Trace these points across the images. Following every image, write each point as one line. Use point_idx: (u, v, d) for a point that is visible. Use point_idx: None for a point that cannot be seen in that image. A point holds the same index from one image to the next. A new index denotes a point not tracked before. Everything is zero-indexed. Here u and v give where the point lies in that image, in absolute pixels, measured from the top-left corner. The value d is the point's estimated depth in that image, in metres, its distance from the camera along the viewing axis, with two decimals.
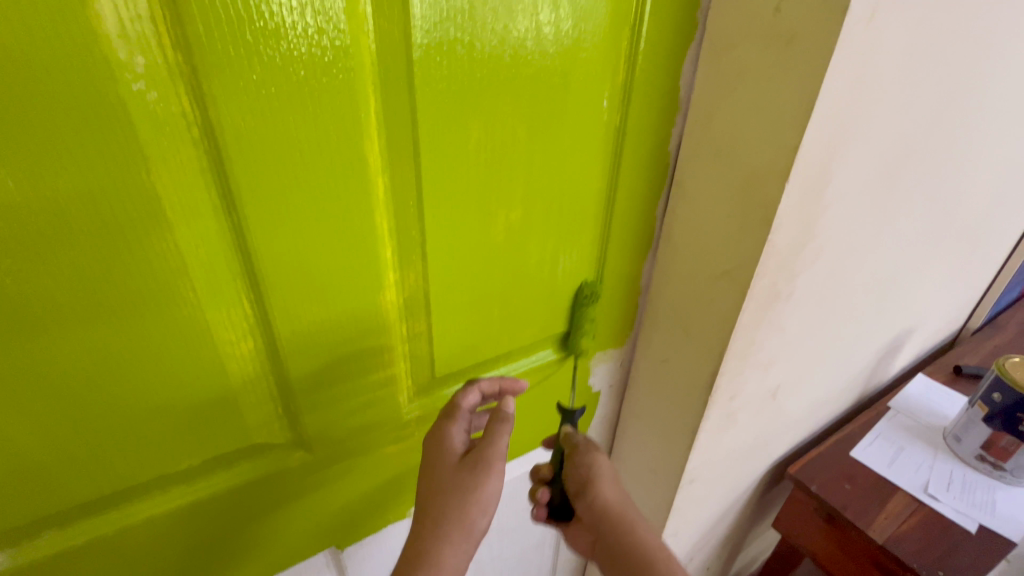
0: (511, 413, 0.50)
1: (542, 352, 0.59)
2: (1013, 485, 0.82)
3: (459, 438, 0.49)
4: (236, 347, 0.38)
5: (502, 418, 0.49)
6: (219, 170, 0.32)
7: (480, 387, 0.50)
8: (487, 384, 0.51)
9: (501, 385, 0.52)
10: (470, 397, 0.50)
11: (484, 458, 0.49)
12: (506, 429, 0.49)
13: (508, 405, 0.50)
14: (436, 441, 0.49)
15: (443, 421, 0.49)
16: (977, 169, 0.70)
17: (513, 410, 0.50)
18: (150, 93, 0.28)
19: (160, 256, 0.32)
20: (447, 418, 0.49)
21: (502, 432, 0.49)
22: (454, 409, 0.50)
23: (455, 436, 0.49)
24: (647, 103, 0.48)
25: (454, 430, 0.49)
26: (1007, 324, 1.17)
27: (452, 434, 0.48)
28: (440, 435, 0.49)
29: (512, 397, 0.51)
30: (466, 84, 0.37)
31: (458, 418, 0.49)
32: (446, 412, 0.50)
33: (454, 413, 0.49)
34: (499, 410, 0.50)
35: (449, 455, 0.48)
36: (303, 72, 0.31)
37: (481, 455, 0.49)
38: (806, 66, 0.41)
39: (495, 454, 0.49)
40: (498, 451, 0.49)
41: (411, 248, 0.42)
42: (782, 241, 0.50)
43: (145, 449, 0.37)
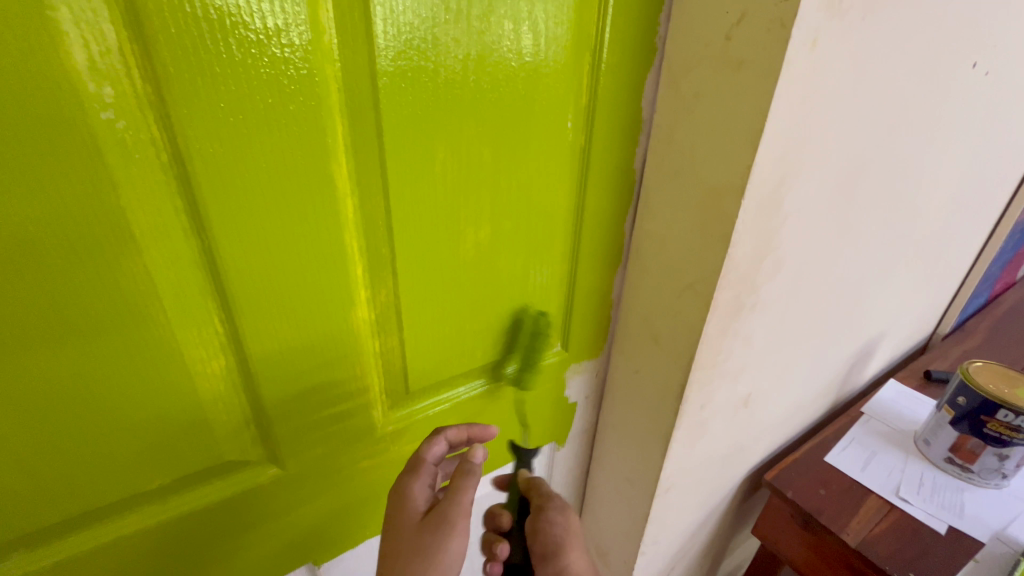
0: (477, 463, 0.51)
1: (477, 382, 0.57)
2: (980, 486, 0.84)
3: (422, 494, 0.50)
4: (207, 365, 0.38)
5: (468, 470, 0.50)
6: (188, 194, 0.33)
7: (446, 436, 0.52)
8: (454, 432, 0.53)
9: (468, 432, 0.54)
10: (436, 447, 0.51)
11: (446, 516, 0.48)
12: (469, 482, 0.49)
13: (474, 456, 0.51)
14: (400, 500, 0.50)
15: (407, 475, 0.50)
16: (932, 181, 0.74)
17: (478, 461, 0.51)
18: (119, 122, 0.29)
19: (129, 278, 0.33)
20: (412, 471, 0.50)
21: (466, 487, 0.49)
22: (418, 462, 0.51)
23: (419, 493, 0.50)
24: (611, 124, 0.50)
25: (417, 486, 0.50)
26: (976, 329, 1.20)
27: (414, 490, 0.49)
28: (403, 490, 0.50)
29: (480, 446, 0.53)
30: (432, 107, 0.39)
31: (422, 472, 0.50)
32: (411, 465, 0.51)
33: (418, 467, 0.50)
34: (465, 461, 0.51)
35: (411, 513, 0.49)
36: (270, 100, 0.32)
37: (443, 512, 0.48)
38: (755, 89, 0.44)
39: (458, 511, 0.48)
40: (463, 509, 0.48)
41: (382, 265, 0.43)
42: (743, 254, 0.52)
43: (117, 468, 0.37)
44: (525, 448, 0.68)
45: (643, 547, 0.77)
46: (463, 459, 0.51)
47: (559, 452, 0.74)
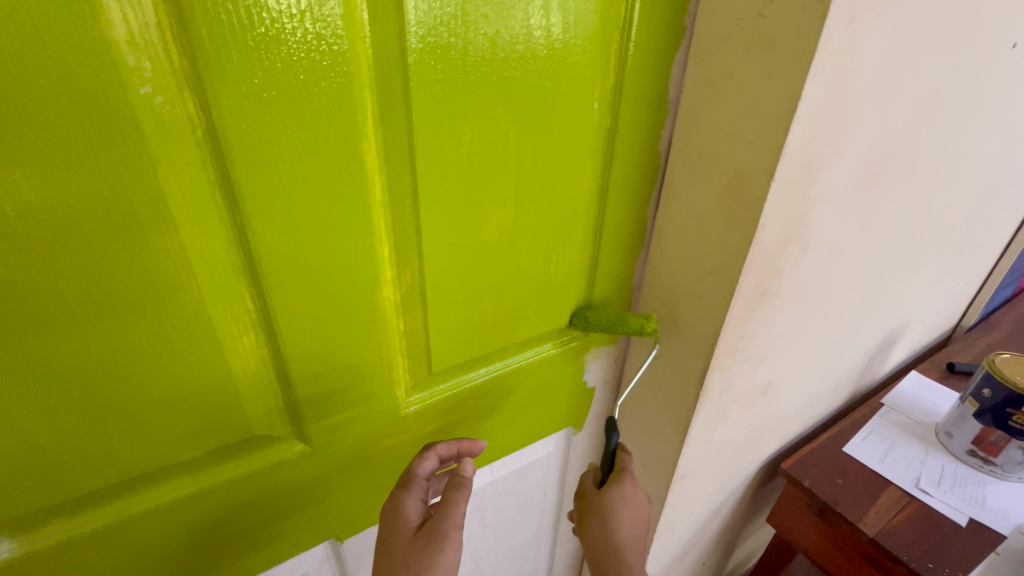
0: (468, 477, 0.52)
1: (541, 346, 0.60)
2: (1003, 480, 0.83)
3: (415, 509, 0.50)
4: (238, 341, 0.39)
5: (459, 484, 0.51)
6: (222, 170, 0.33)
7: (436, 452, 0.53)
8: (443, 448, 0.53)
9: (458, 447, 0.54)
10: (426, 463, 0.52)
11: (438, 530, 0.49)
12: (460, 496, 0.50)
13: (465, 470, 0.52)
14: (393, 515, 0.50)
15: (399, 490, 0.51)
16: (965, 167, 0.72)
17: (469, 474, 0.52)
18: (157, 98, 0.29)
19: (165, 254, 0.33)
20: (403, 488, 0.51)
21: (458, 500, 0.50)
22: (409, 478, 0.51)
23: (411, 508, 0.50)
24: (638, 105, 0.50)
25: (409, 501, 0.50)
26: (1001, 321, 1.18)
27: (407, 505, 0.50)
28: (396, 507, 0.50)
29: (470, 461, 0.53)
30: (460, 86, 0.39)
31: (413, 488, 0.51)
32: (402, 482, 0.51)
33: (410, 483, 0.51)
34: (455, 476, 0.52)
35: (403, 529, 0.49)
36: (302, 76, 0.32)
37: (435, 525, 0.49)
38: (788, 68, 0.43)
39: (451, 524, 0.49)
40: (455, 521, 0.49)
41: (407, 246, 0.43)
42: (770, 238, 0.51)
43: (153, 439, 0.38)
44: (543, 432, 0.69)
45: (658, 532, 0.78)
46: (454, 473, 0.52)
47: (576, 437, 0.74)
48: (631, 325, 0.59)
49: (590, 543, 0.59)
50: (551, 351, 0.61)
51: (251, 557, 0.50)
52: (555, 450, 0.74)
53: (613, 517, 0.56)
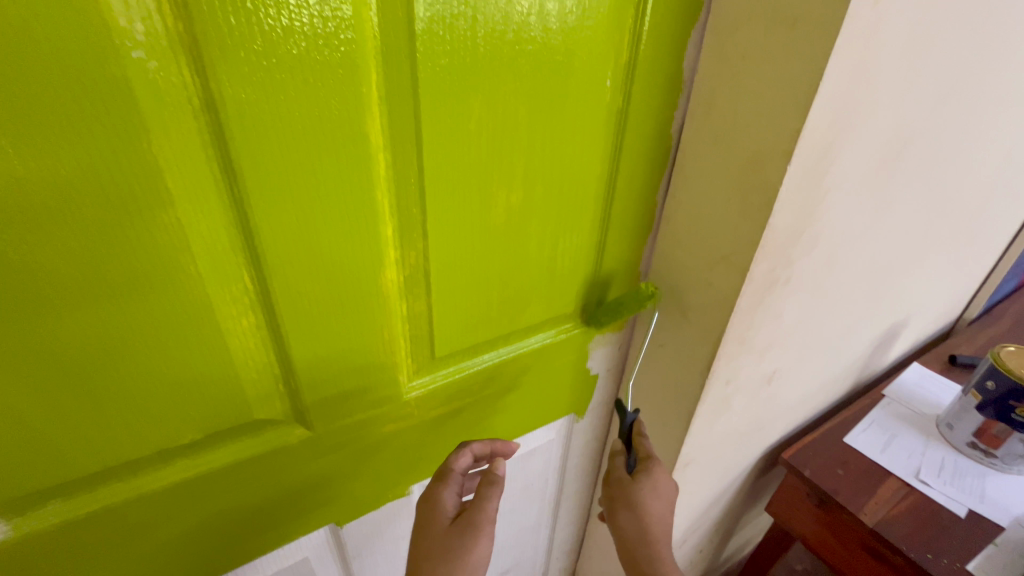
0: (501, 475, 0.52)
1: (536, 337, 0.59)
2: (1003, 472, 0.83)
3: (450, 501, 0.53)
4: (237, 322, 0.38)
5: (492, 480, 0.52)
6: (219, 143, 0.31)
7: (472, 449, 0.54)
8: (479, 446, 0.55)
9: (493, 446, 0.56)
10: (463, 459, 0.54)
11: (472, 521, 0.50)
12: (493, 492, 0.51)
13: (499, 468, 0.52)
14: (431, 505, 0.52)
15: (437, 482, 0.53)
16: (981, 156, 0.70)
17: (502, 472, 0.52)
18: (150, 63, 0.28)
19: (162, 231, 0.32)
20: (441, 480, 0.53)
21: (490, 496, 0.51)
22: (447, 472, 0.53)
23: (447, 500, 0.52)
24: (650, 85, 0.48)
25: (446, 493, 0.52)
26: (1003, 315, 1.17)
27: (443, 497, 0.52)
28: (433, 496, 0.52)
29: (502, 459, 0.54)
30: (468, 60, 0.37)
31: (450, 481, 0.53)
32: (440, 475, 0.54)
33: (446, 476, 0.53)
34: (489, 472, 0.52)
35: (439, 518, 0.52)
36: (304, 44, 0.31)
37: (469, 517, 0.51)
38: (811, 46, 0.41)
39: (484, 518, 0.51)
40: (487, 516, 0.51)
41: (412, 227, 0.42)
42: (783, 225, 0.50)
43: (149, 423, 0.37)
44: (545, 419, 0.68)
45: None
46: (488, 469, 0.53)
47: (578, 424, 0.74)
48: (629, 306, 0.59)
49: (620, 538, 0.58)
50: (549, 340, 0.59)
51: (251, 541, 0.50)
52: (557, 437, 0.74)
53: (644, 511, 0.56)
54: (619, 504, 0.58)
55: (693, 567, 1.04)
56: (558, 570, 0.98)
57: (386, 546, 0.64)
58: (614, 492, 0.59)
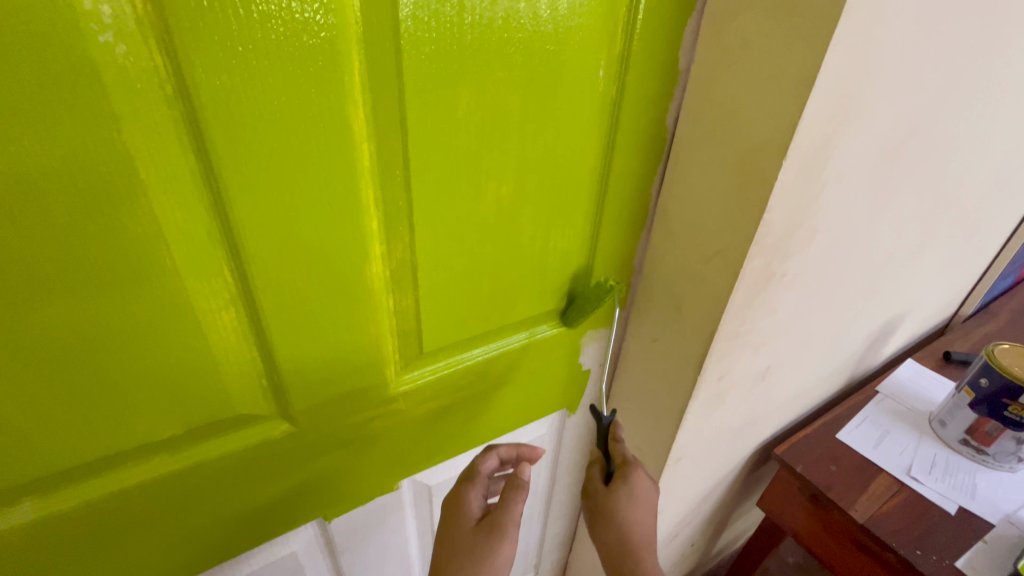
0: (526, 480, 0.55)
1: (514, 336, 0.57)
2: (994, 469, 0.83)
3: (476, 502, 0.56)
4: (218, 317, 0.37)
5: (518, 484, 0.55)
6: (195, 132, 0.30)
7: (498, 452, 0.59)
8: (504, 450, 0.59)
9: (518, 451, 0.60)
10: (489, 462, 0.58)
11: (498, 523, 0.53)
12: (518, 495, 0.54)
13: (522, 473, 0.55)
14: (457, 504, 0.57)
15: (464, 484, 0.57)
16: (981, 151, 0.69)
17: (527, 477, 0.55)
18: (119, 48, 0.26)
19: (137, 222, 0.31)
20: (468, 481, 0.57)
21: (516, 499, 0.54)
22: (474, 474, 0.58)
23: (473, 500, 0.56)
24: (645, 75, 0.47)
25: (472, 494, 0.56)
26: (1000, 311, 1.17)
27: (470, 497, 0.56)
28: (461, 497, 0.57)
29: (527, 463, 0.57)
30: (455, 47, 0.36)
31: (476, 483, 0.57)
32: (467, 477, 0.58)
33: (473, 478, 0.57)
34: (514, 477, 0.55)
35: (466, 517, 0.55)
36: (282, 29, 0.30)
37: (494, 520, 0.54)
38: (809, 37, 0.40)
39: (510, 519, 0.54)
40: (514, 518, 0.54)
41: (399, 220, 0.41)
42: (778, 221, 0.49)
43: (128, 418, 0.37)
44: (536, 414, 0.68)
45: None
46: (513, 473, 0.56)
47: (570, 419, 0.73)
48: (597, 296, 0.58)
49: (603, 548, 0.58)
50: (527, 339, 0.58)
51: (237, 536, 0.49)
52: (549, 432, 0.73)
53: (623, 519, 0.56)
54: (598, 514, 0.58)
55: (684, 560, 1.04)
56: (550, 563, 0.98)
57: (375, 540, 0.64)
58: (594, 503, 0.59)
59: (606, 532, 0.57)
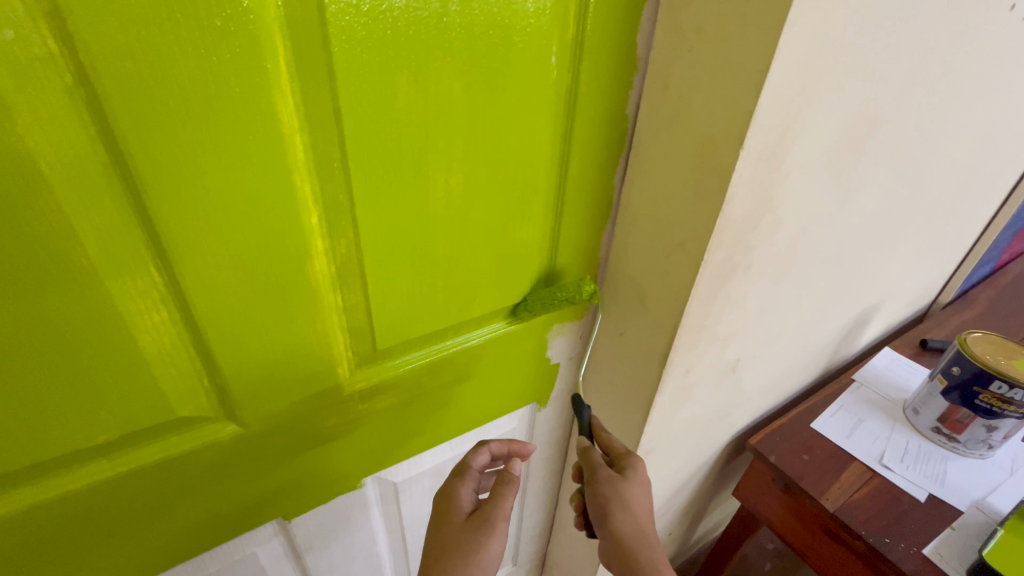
0: (517, 475, 0.55)
1: (480, 331, 0.56)
2: (965, 456, 0.83)
3: (467, 498, 0.56)
4: (147, 318, 0.35)
5: (509, 479, 0.55)
6: (103, 124, 0.29)
7: (490, 448, 0.59)
8: (496, 446, 0.60)
9: (509, 447, 0.61)
10: (481, 456, 0.58)
11: (488, 518, 0.53)
12: (509, 489, 0.54)
13: (514, 467, 0.55)
14: (448, 501, 0.56)
15: (454, 479, 0.57)
16: (951, 138, 0.68)
17: (517, 471, 0.56)
18: (5, 33, 0.24)
19: (45, 221, 0.29)
20: (459, 477, 0.57)
21: (507, 494, 0.54)
22: (465, 469, 0.58)
23: (464, 496, 0.56)
24: (601, 63, 0.45)
25: (463, 488, 0.56)
26: (978, 299, 1.17)
27: (461, 493, 0.56)
28: (451, 493, 0.56)
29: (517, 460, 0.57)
30: (390, 33, 0.34)
31: (467, 478, 0.57)
32: (458, 472, 0.58)
33: (465, 472, 0.57)
34: (505, 472, 0.55)
35: (457, 512, 0.55)
36: (190, 14, 0.28)
37: (484, 515, 0.53)
38: (763, 22, 0.38)
39: (499, 514, 0.53)
40: (502, 513, 0.54)
41: (340, 214, 0.39)
42: (738, 212, 0.48)
43: (53, 424, 0.35)
44: (504, 409, 0.67)
45: None
46: (503, 469, 0.56)
47: (540, 413, 0.73)
48: (568, 291, 0.57)
49: (615, 543, 0.53)
50: (492, 335, 0.57)
51: (188, 540, 0.48)
52: (520, 426, 0.73)
53: (640, 506, 0.54)
54: (614, 504, 0.54)
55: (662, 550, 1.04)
56: (528, 555, 0.98)
57: (341, 538, 0.64)
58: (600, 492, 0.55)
59: (622, 522, 0.53)
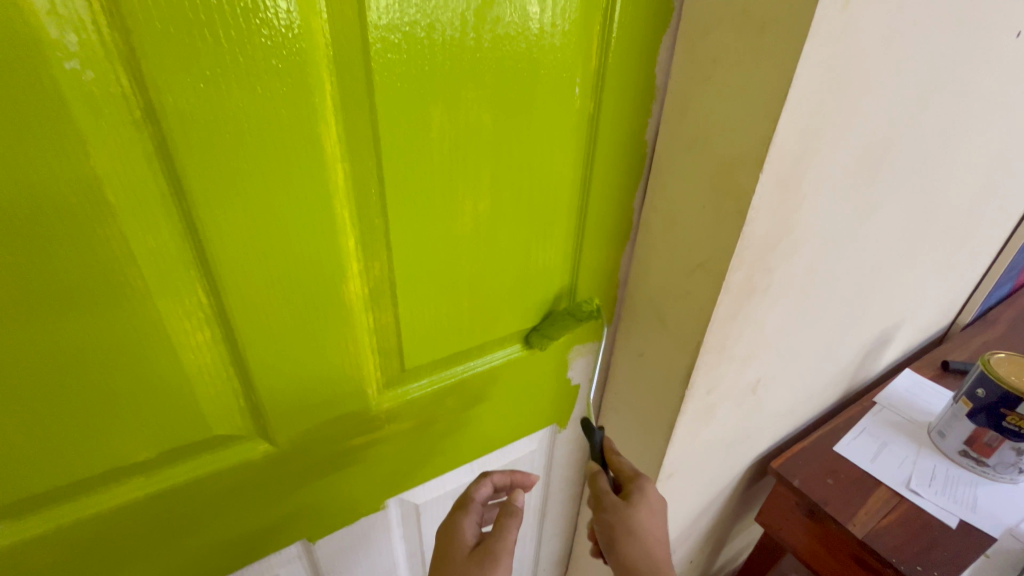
0: (520, 506, 0.55)
1: (501, 352, 0.57)
2: (996, 480, 0.81)
3: (470, 530, 0.56)
4: (191, 337, 0.37)
5: (512, 511, 0.55)
6: (165, 154, 0.31)
7: (492, 478, 0.59)
8: (498, 477, 0.60)
9: (512, 477, 0.61)
10: (483, 487, 0.58)
11: (490, 550, 0.52)
12: (513, 521, 0.54)
13: (517, 499, 0.56)
14: (451, 534, 0.56)
15: (458, 513, 0.57)
16: (966, 159, 0.69)
17: (520, 503, 0.56)
18: (86, 74, 0.27)
19: (106, 245, 0.31)
20: (462, 509, 0.57)
21: (511, 526, 0.54)
22: (467, 501, 0.58)
23: (467, 528, 0.56)
24: (621, 93, 0.47)
25: (466, 521, 0.56)
26: (998, 320, 1.16)
27: (464, 525, 0.56)
28: (454, 527, 0.56)
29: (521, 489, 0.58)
30: (427, 68, 0.36)
31: (470, 510, 0.57)
32: (460, 505, 0.58)
33: (467, 505, 0.57)
34: (508, 503, 0.55)
35: (461, 545, 0.54)
36: (250, 54, 0.30)
37: (488, 547, 0.53)
38: (778, 54, 0.40)
39: (503, 548, 0.53)
40: (506, 546, 0.53)
41: (375, 238, 0.41)
42: (758, 233, 0.49)
43: (98, 441, 0.36)
44: (525, 430, 0.67)
45: None
46: (507, 500, 0.56)
47: (560, 435, 0.73)
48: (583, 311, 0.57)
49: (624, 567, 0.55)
50: (515, 354, 0.58)
51: (214, 559, 0.48)
52: (540, 448, 0.73)
53: (646, 532, 0.54)
54: (621, 531, 0.54)
55: None
56: None
57: (360, 561, 0.63)
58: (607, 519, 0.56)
59: (629, 547, 0.55)
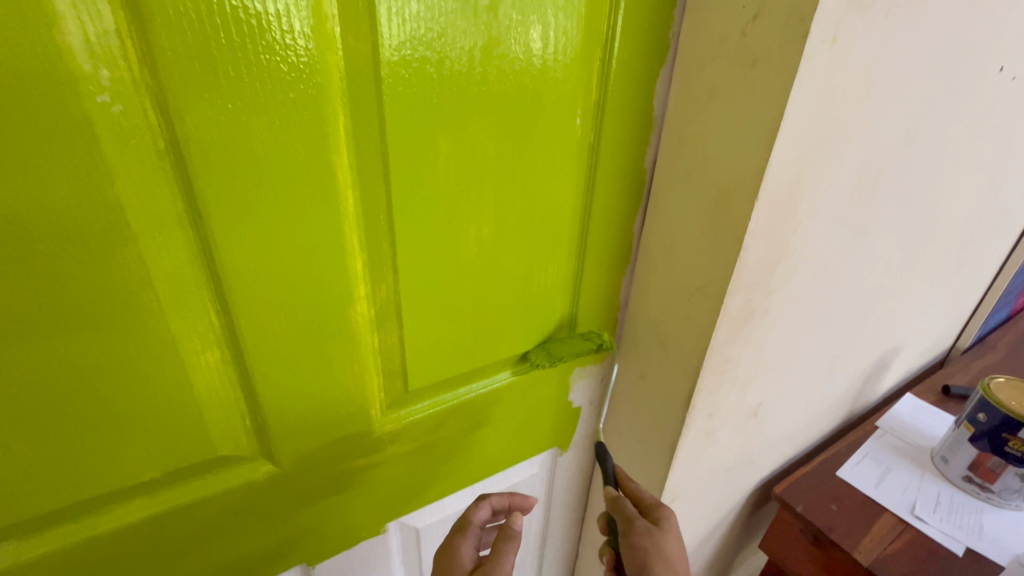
0: (518, 529, 0.55)
1: (502, 374, 0.58)
2: (1001, 507, 0.81)
3: (468, 554, 0.55)
4: (202, 357, 0.38)
5: (510, 534, 0.54)
6: (185, 181, 0.32)
7: (490, 501, 0.59)
8: (496, 500, 0.60)
9: (511, 500, 0.61)
10: (481, 510, 0.58)
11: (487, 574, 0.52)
12: (511, 544, 0.53)
13: (515, 522, 0.55)
14: (450, 559, 0.55)
15: (456, 536, 0.56)
16: (957, 186, 0.71)
17: (518, 526, 0.55)
18: (115, 106, 0.28)
19: (125, 267, 0.32)
20: (461, 533, 0.56)
21: (508, 550, 0.53)
22: (466, 524, 0.57)
23: (465, 552, 0.55)
24: (620, 123, 0.49)
25: (463, 545, 0.55)
26: (997, 344, 1.16)
27: (462, 549, 0.55)
28: (452, 551, 0.55)
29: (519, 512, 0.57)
30: (435, 100, 0.38)
31: (469, 534, 0.56)
32: (458, 529, 0.57)
33: (466, 528, 0.56)
34: (506, 526, 0.55)
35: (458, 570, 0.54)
36: (268, 87, 0.32)
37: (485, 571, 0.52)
38: (770, 87, 0.42)
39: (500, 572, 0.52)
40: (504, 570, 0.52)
41: (382, 261, 0.42)
42: (755, 257, 0.50)
43: (105, 461, 0.37)
44: (526, 453, 0.67)
45: None
46: (505, 523, 0.56)
47: (561, 458, 0.73)
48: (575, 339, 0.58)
49: None
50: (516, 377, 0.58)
51: None
52: (541, 472, 0.72)
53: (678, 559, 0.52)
54: (654, 555, 0.52)
55: None
56: None
57: None
58: (637, 544, 0.53)
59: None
